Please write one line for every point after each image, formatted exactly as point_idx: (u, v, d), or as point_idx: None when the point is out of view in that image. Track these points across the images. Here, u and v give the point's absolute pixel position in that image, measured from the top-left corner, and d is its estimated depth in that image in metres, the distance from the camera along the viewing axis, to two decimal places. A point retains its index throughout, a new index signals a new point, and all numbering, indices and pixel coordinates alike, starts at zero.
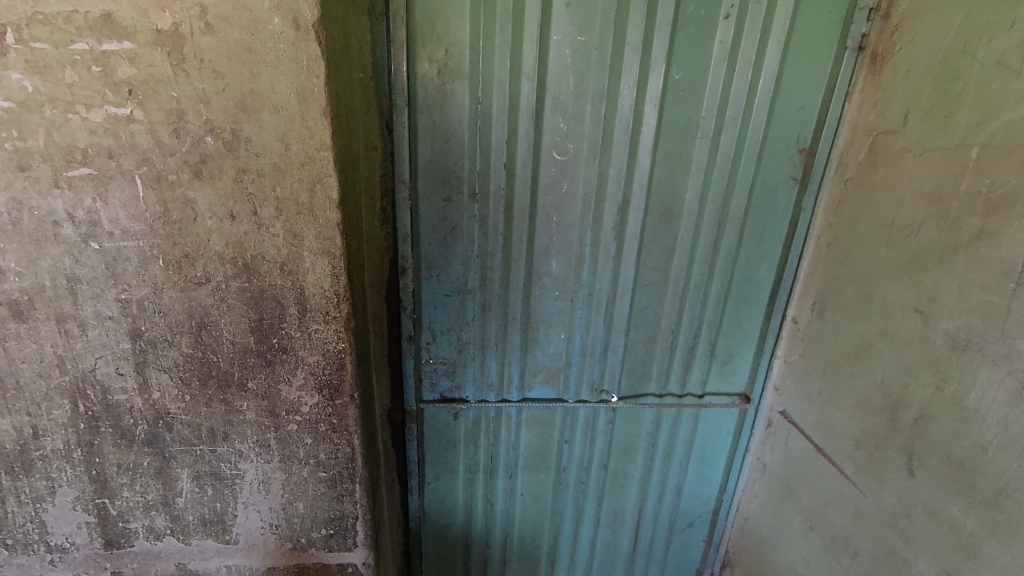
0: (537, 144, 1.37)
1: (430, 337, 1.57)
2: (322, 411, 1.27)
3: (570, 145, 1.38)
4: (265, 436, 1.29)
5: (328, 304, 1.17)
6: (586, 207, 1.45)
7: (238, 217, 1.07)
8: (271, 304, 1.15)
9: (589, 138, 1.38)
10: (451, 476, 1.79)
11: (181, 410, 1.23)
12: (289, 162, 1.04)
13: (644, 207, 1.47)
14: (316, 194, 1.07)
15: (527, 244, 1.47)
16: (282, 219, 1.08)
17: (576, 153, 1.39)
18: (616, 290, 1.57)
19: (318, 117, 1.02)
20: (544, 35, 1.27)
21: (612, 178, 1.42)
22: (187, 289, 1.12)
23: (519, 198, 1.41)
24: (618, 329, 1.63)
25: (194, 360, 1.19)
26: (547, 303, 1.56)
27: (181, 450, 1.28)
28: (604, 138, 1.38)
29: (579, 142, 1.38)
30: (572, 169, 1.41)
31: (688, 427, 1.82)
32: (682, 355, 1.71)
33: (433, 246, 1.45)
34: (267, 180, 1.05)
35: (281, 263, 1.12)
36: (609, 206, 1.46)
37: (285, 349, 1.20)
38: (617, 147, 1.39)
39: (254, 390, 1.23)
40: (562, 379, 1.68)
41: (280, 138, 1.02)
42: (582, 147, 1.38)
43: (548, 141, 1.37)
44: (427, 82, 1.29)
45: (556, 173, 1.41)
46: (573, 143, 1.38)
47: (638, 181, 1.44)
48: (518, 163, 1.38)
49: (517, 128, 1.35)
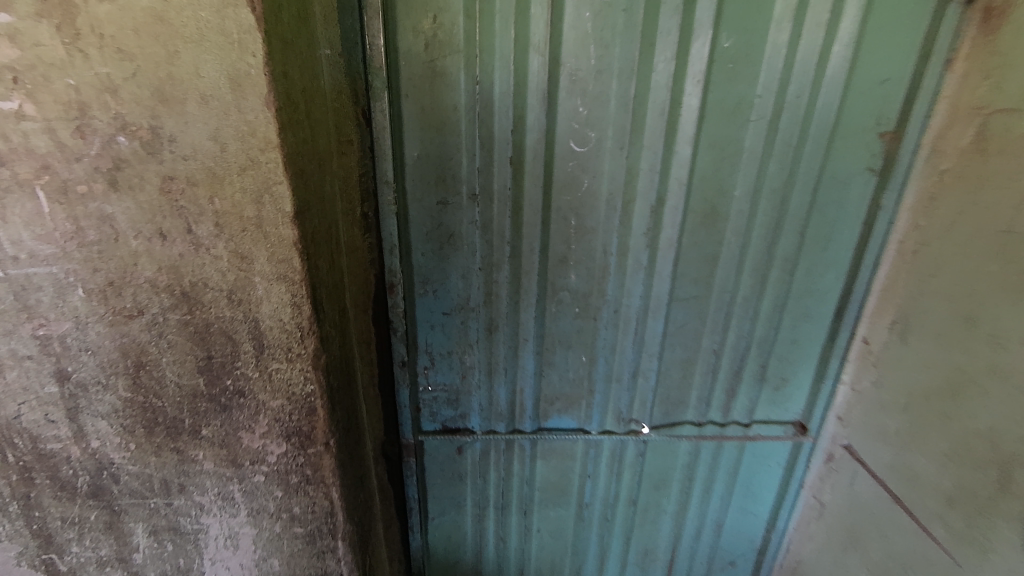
0: (552, 133, 1.11)
1: (427, 362, 1.34)
2: (292, 461, 1.07)
3: (592, 133, 1.12)
4: (228, 488, 1.09)
5: (290, 340, 0.95)
6: (611, 210, 1.19)
7: (169, 236, 0.85)
8: (220, 340, 0.94)
9: (615, 125, 1.11)
10: (457, 511, 1.58)
11: (127, 460, 1.04)
12: (227, 166, 0.81)
13: (682, 208, 1.20)
14: (264, 206, 0.84)
15: (540, 254, 1.22)
16: (223, 237, 0.86)
17: (598, 144, 1.13)
18: (648, 305, 1.31)
19: (258, 108, 0.78)
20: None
21: (644, 173, 1.16)
22: (116, 323, 0.91)
23: (529, 200, 1.16)
24: (650, 350, 1.37)
25: (135, 405, 0.99)
26: (565, 321, 1.32)
27: (132, 503, 1.09)
28: (634, 124, 1.11)
29: (602, 129, 1.12)
30: (595, 163, 1.14)
31: (731, 459, 1.57)
32: (725, 379, 1.45)
33: (427, 258, 1.21)
34: (201, 190, 0.83)
35: (228, 291, 0.90)
36: (640, 208, 1.19)
37: (243, 392, 0.99)
38: (649, 136, 1.12)
39: (210, 438, 1.03)
40: (583, 407, 1.44)
41: (213, 136, 0.79)
42: (606, 136, 1.12)
43: (564, 129, 1.11)
44: (412, 59, 1.05)
45: (575, 168, 1.15)
46: (596, 131, 1.12)
47: (675, 176, 1.17)
48: (527, 157, 1.12)
49: (526, 115, 1.09)
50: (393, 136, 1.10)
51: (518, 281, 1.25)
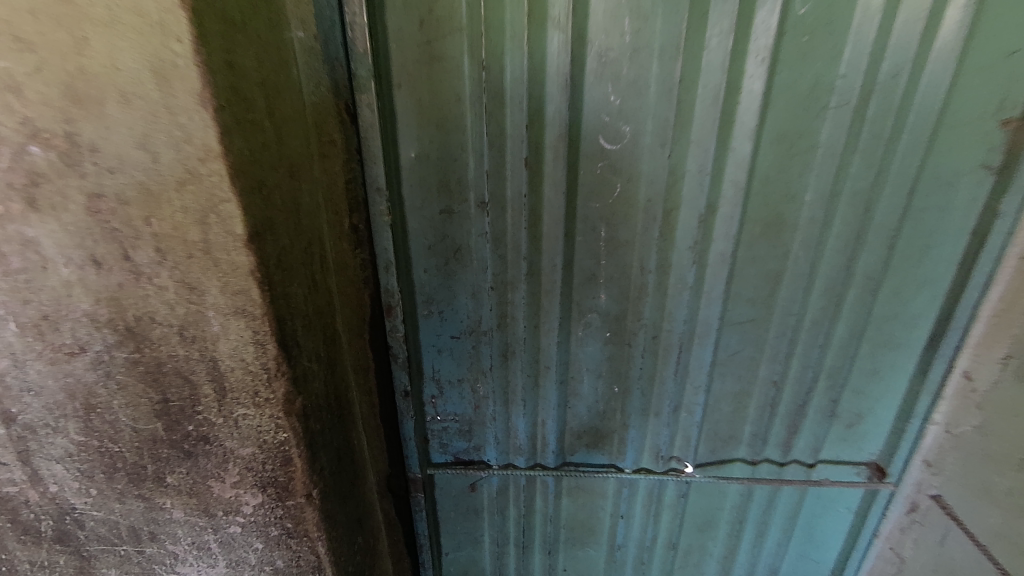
0: (576, 128, 0.91)
1: (435, 390, 1.18)
2: (270, 513, 0.93)
3: (626, 127, 0.91)
4: (203, 537, 0.96)
5: (255, 382, 0.80)
6: (650, 220, 0.98)
7: (104, 263, 0.71)
8: (176, 381, 0.80)
9: (656, 117, 0.90)
10: (473, 547, 1.42)
11: (90, 505, 0.93)
12: (162, 181, 0.66)
13: (739, 217, 0.98)
14: (211, 228, 0.69)
15: (564, 271, 1.03)
16: (167, 265, 0.71)
17: (635, 140, 0.92)
18: (693, 331, 1.10)
19: (191, 108, 0.62)
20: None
21: (692, 176, 0.94)
22: (57, 362, 0.78)
23: (550, 209, 0.96)
24: (696, 382, 1.16)
25: (90, 449, 0.86)
26: (593, 348, 1.12)
27: (101, 550, 0.98)
28: (680, 115, 0.89)
29: (640, 122, 0.90)
30: (630, 164, 0.93)
31: (790, 503, 1.35)
32: (786, 414, 1.22)
33: (430, 275, 1.04)
34: (135, 210, 0.67)
35: (179, 326, 0.76)
36: (686, 217, 0.97)
37: (208, 439, 0.85)
38: (699, 129, 0.90)
39: (176, 486, 0.90)
40: (615, 442, 1.24)
41: (140, 144, 0.64)
42: (644, 130, 0.91)
43: (592, 123, 0.91)
44: (403, 40, 0.86)
45: (605, 170, 0.94)
46: (631, 124, 0.90)
47: (731, 179, 0.95)
48: (547, 157, 0.92)
49: (544, 106, 0.88)
50: (385, 135, 0.91)
51: (538, 303, 1.06)
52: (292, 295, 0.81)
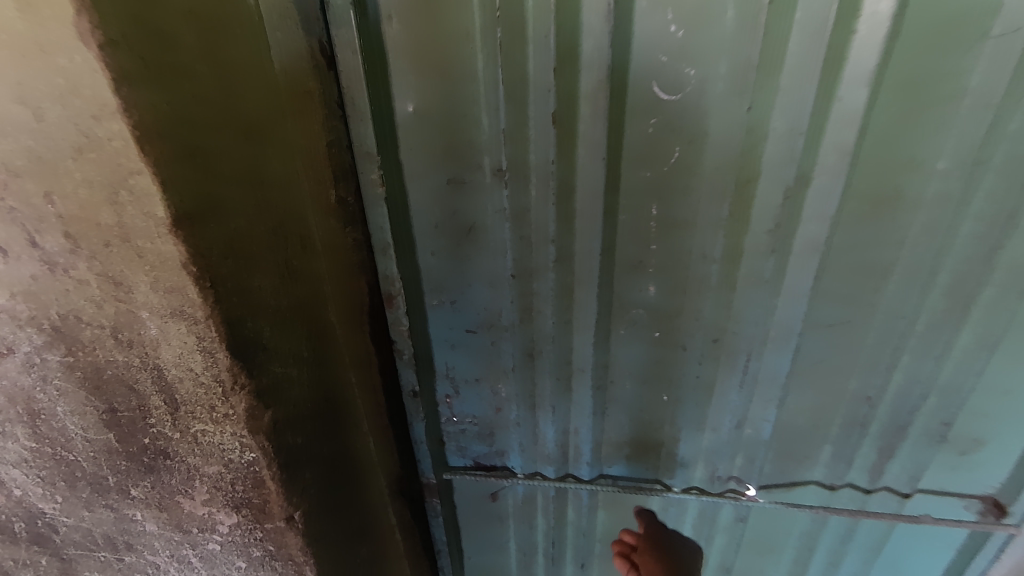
0: (621, 73, 0.68)
1: (450, 389, 1.01)
2: (249, 534, 0.80)
3: (690, 70, 0.67)
4: (182, 551, 0.86)
5: (210, 396, 0.65)
6: (716, 195, 0.75)
7: (10, 251, 0.56)
8: (121, 391, 0.66)
9: (732, 56, 0.65)
10: (498, 553, 1.28)
11: (58, 511, 0.83)
12: (53, 147, 0.50)
13: (841, 192, 0.73)
14: (125, 209, 0.53)
15: (602, 258, 0.82)
16: (84, 255, 0.56)
17: (701, 88, 0.68)
18: (767, 335, 0.87)
19: (69, 47, 0.45)
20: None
21: (779, 137, 0.69)
22: None
23: (585, 180, 0.75)
24: (765, 393, 0.94)
25: (45, 456, 0.75)
26: (637, 349, 0.92)
27: (79, 554, 0.89)
28: (767, 52, 0.64)
29: (709, 63, 0.66)
30: (693, 120, 0.70)
31: (874, 534, 1.13)
32: (879, 436, 0.98)
33: (438, 258, 0.86)
34: (30, 184, 0.52)
35: (111, 328, 0.61)
36: (765, 192, 0.73)
37: (168, 453, 0.72)
38: (794, 71, 0.64)
39: (144, 499, 0.79)
40: (662, 456, 1.05)
41: (17, 97, 0.48)
42: (715, 74, 0.67)
43: (643, 64, 0.67)
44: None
45: (659, 129, 0.71)
46: (697, 66, 0.66)
47: (833, 142, 0.69)
48: (581, 112, 0.70)
49: (577, 43, 0.65)
50: (373, 85, 0.71)
51: (571, 296, 0.86)
52: (253, 290, 0.65)
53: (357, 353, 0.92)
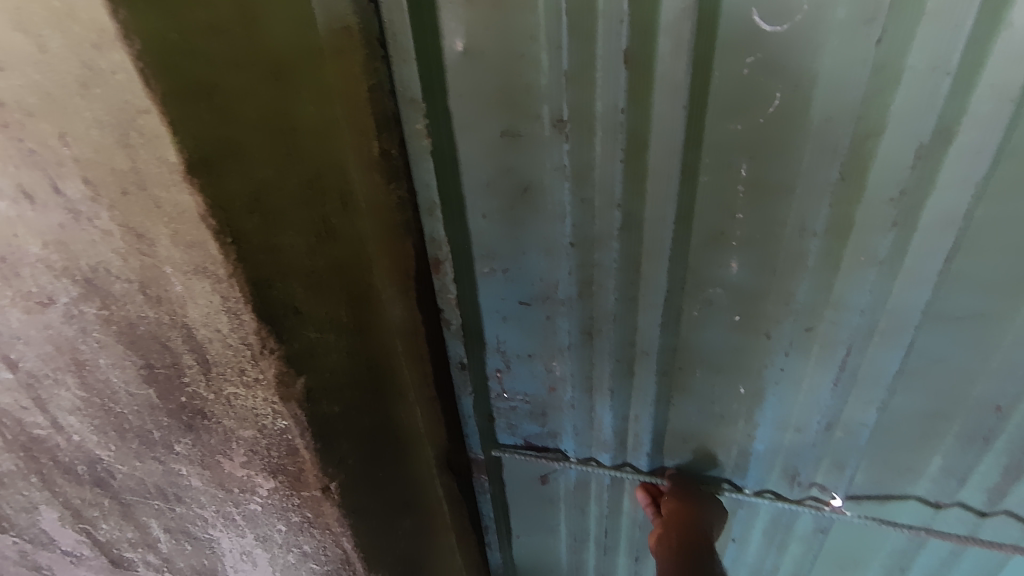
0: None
1: (500, 364, 0.94)
2: (286, 499, 0.78)
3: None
4: (226, 508, 0.85)
5: (239, 359, 0.62)
6: (824, 153, 0.61)
7: (36, 197, 0.54)
8: (155, 347, 0.64)
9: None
10: (547, 534, 1.23)
11: (114, 459, 0.85)
12: (61, 82, 0.46)
13: (996, 152, 0.57)
14: (138, 153, 0.48)
15: (676, 228, 0.71)
16: (104, 205, 0.52)
17: (816, 15, 0.53)
18: (874, 326, 0.73)
19: None
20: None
21: (916, 78, 0.54)
22: (32, 312, 0.66)
23: (660, 133, 0.63)
24: (861, 392, 0.81)
25: (95, 406, 0.76)
26: (713, 335, 0.81)
27: (136, 500, 0.92)
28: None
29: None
30: (800, 56, 0.56)
31: (985, 561, 0.97)
32: (1009, 456, 0.82)
33: (490, 222, 0.77)
34: (45, 125, 0.49)
35: (140, 283, 0.58)
36: (889, 150, 0.59)
37: (205, 414, 0.70)
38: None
39: (187, 456, 0.78)
40: (732, 454, 0.94)
41: (17, 25, 0.44)
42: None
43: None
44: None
45: (756, 71, 0.57)
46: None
47: (993, 84, 0.53)
48: (660, 49, 0.58)
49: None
50: (418, 20, 0.62)
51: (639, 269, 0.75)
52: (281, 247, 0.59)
53: (404, 320, 0.86)
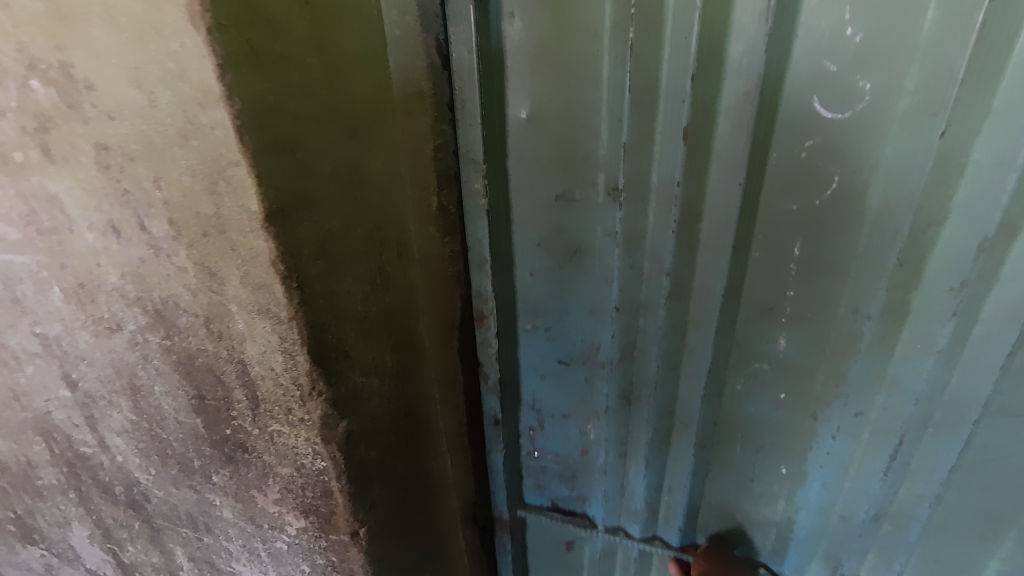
0: (774, 82, 0.57)
1: (535, 422, 0.94)
2: (314, 541, 0.78)
3: (865, 82, 0.55)
4: (253, 543, 0.86)
5: (289, 399, 0.63)
6: (882, 238, 0.61)
7: (123, 231, 0.58)
8: (209, 379, 0.67)
9: (925, 62, 0.52)
10: None
11: (151, 482, 0.86)
12: (163, 133, 0.50)
13: None
14: (223, 200, 0.51)
15: (726, 299, 0.70)
16: (183, 243, 0.56)
17: (877, 103, 0.55)
18: (929, 417, 0.70)
19: (179, 27, 0.44)
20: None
21: (979, 171, 0.54)
22: (99, 336, 0.69)
23: (714, 207, 0.64)
24: (915, 484, 0.76)
25: (142, 430, 0.78)
26: (758, 406, 0.78)
27: (166, 525, 0.93)
28: (981, 58, 0.50)
29: (892, 70, 0.54)
30: (858, 140, 0.57)
31: None
32: None
33: (540, 279, 0.79)
34: (143, 168, 0.53)
35: (205, 318, 0.61)
36: (950, 240, 0.58)
37: (247, 448, 0.72)
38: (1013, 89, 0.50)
39: (223, 487, 0.79)
40: (770, 536, 0.90)
41: (132, 81, 0.48)
42: (898, 87, 0.54)
43: (802, 72, 0.56)
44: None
45: (814, 155, 0.59)
46: (875, 78, 0.54)
47: None
48: (720, 126, 0.59)
49: (723, 48, 0.56)
50: (486, 87, 0.66)
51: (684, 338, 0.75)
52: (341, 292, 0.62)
53: (446, 372, 0.87)
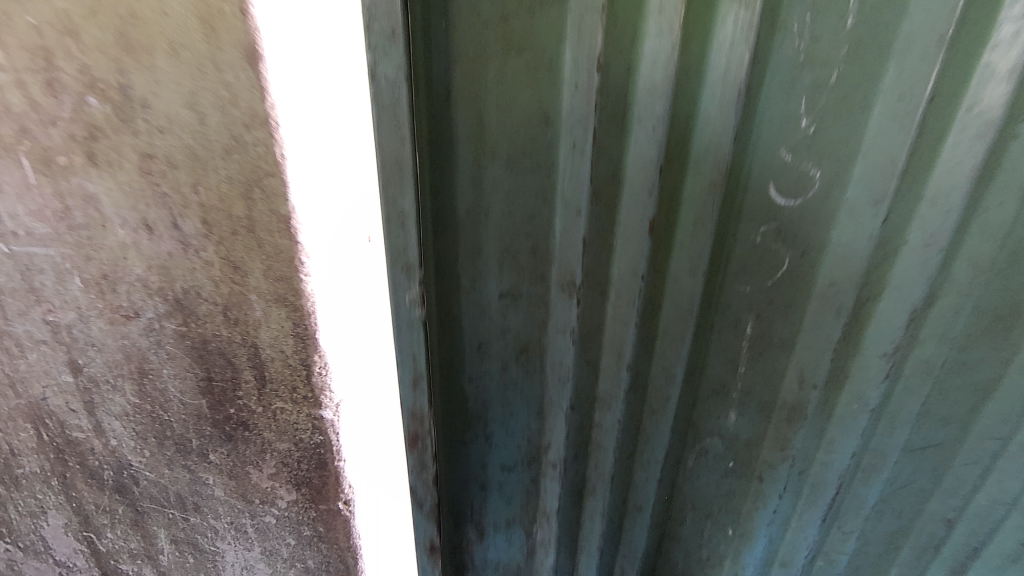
0: (741, 170, 0.65)
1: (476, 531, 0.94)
2: (303, 513, 0.87)
3: (815, 172, 0.66)
4: (241, 520, 0.93)
5: (295, 378, 0.73)
6: (828, 313, 0.74)
7: (155, 229, 0.66)
8: (220, 362, 0.75)
9: (864, 163, 0.65)
10: None
11: (143, 465, 0.92)
12: (208, 146, 0.59)
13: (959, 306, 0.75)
14: (257, 204, 0.62)
15: (692, 354, 0.80)
16: (213, 240, 0.65)
17: (826, 192, 0.67)
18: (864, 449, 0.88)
19: (238, 63, 0.55)
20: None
21: (907, 253, 0.70)
22: (115, 322, 0.77)
23: (676, 289, 0.72)
24: (843, 460, 0.87)
25: (143, 412, 0.85)
26: (731, 418, 0.86)
27: (152, 508, 0.98)
28: (912, 155, 0.64)
29: (836, 167, 0.66)
30: (808, 218, 0.69)
31: None
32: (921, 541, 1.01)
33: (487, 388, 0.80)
34: (184, 176, 0.62)
35: (223, 306, 0.70)
36: (885, 310, 0.74)
37: (248, 426, 0.80)
38: (928, 191, 0.66)
39: (218, 465, 0.87)
40: (729, 536, 0.98)
41: (188, 103, 0.57)
42: (845, 180, 0.66)
43: (762, 162, 0.65)
44: (442, 24, 0.54)
45: (769, 238, 0.71)
46: (822, 170, 0.66)
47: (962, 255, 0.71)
48: (684, 217, 0.67)
49: (689, 145, 0.62)
50: None
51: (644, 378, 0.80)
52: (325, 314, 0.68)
53: None
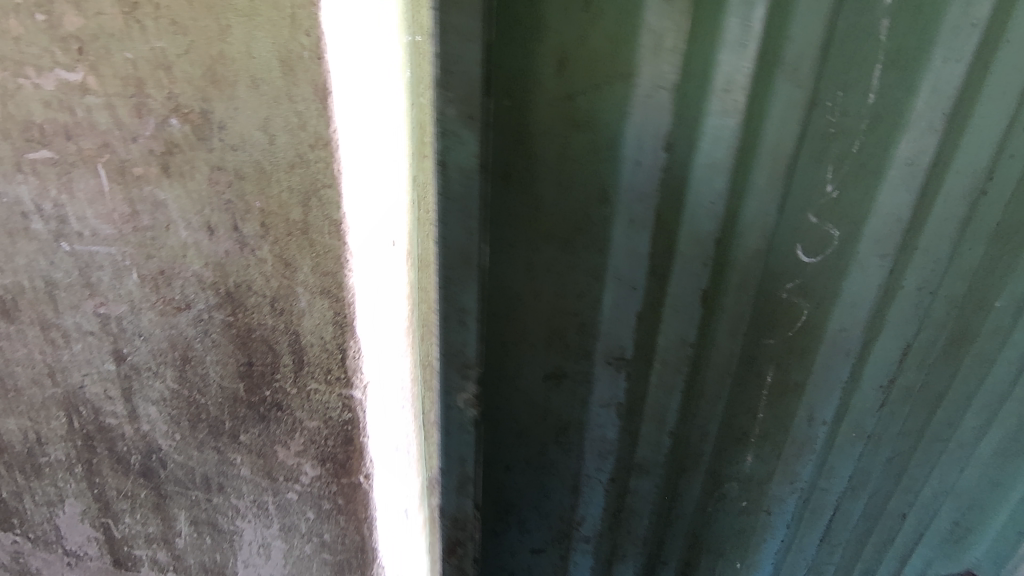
0: (776, 239, 1.02)
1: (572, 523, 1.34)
2: (326, 487, 0.97)
3: (834, 231, 1.03)
4: (264, 498, 1.02)
5: (331, 361, 0.84)
6: (839, 359, 1.16)
7: (217, 231, 0.78)
8: (262, 349, 0.86)
9: (850, 256, 1.06)
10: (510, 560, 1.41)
11: (173, 448, 1.01)
12: (275, 162, 0.71)
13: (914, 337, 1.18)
14: (312, 210, 0.73)
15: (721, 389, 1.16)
16: (269, 240, 0.77)
17: (839, 251, 1.05)
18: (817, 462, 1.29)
19: (309, 97, 0.67)
20: (828, 35, 0.86)
21: (909, 297, 1.12)
22: (165, 314, 0.87)
23: (729, 323, 1.09)
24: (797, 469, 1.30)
25: (181, 397, 0.95)
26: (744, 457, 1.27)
27: (176, 490, 1.07)
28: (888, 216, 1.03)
29: (849, 229, 1.04)
30: (823, 272, 1.06)
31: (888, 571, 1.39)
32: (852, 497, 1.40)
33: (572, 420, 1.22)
34: (249, 186, 0.73)
35: (271, 298, 0.81)
36: (886, 337, 1.15)
37: (281, 407, 0.91)
38: (922, 242, 1.07)
39: (248, 445, 0.97)
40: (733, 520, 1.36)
41: (261, 127, 0.69)
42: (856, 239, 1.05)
43: (796, 219, 1.01)
44: (528, 96, 0.92)
45: (793, 292, 1.08)
46: (840, 230, 1.03)
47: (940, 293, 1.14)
48: (729, 280, 1.05)
49: (737, 231, 1.00)
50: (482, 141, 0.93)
51: (696, 362, 1.12)
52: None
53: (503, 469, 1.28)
